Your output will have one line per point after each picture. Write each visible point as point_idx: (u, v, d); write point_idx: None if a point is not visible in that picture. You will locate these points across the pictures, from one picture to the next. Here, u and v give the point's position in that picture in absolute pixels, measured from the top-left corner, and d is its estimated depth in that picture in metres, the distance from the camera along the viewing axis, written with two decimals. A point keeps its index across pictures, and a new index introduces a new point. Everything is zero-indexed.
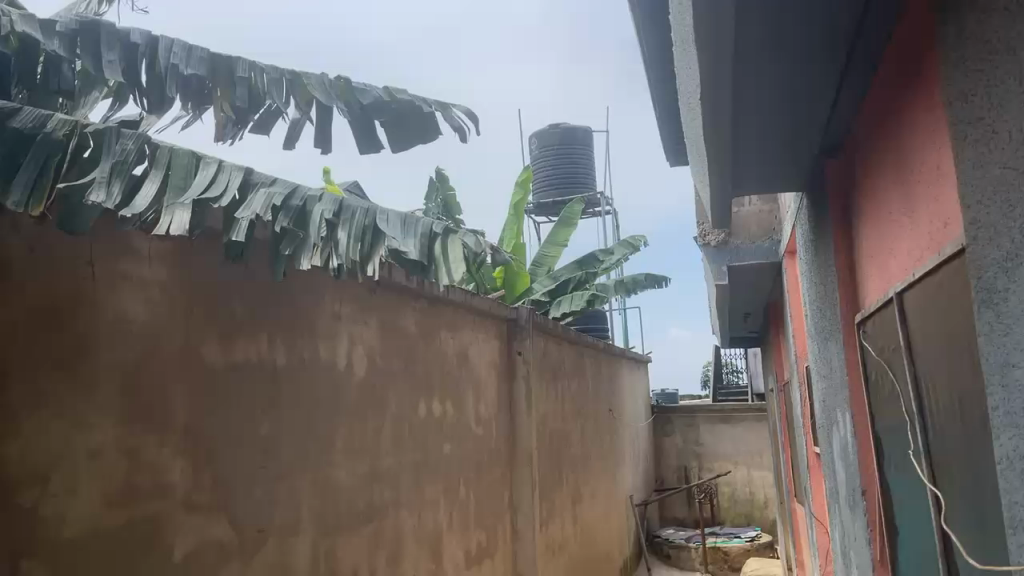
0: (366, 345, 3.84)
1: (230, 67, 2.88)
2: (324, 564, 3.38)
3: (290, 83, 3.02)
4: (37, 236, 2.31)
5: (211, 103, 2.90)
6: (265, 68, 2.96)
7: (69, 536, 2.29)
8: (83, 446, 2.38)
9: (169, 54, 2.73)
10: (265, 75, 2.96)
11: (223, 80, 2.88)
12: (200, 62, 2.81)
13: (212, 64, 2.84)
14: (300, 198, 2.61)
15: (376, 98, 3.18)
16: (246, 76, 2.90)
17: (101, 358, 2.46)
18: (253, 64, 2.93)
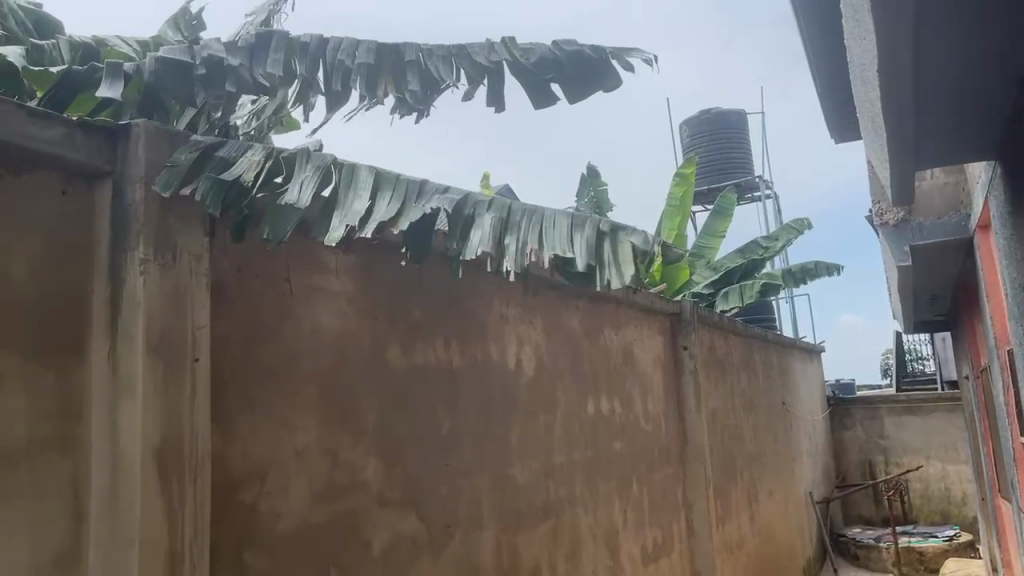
0: (535, 345, 3.92)
1: (398, 51, 2.66)
2: (507, 559, 3.49)
3: (458, 58, 2.69)
4: (243, 257, 2.55)
5: (381, 90, 2.64)
6: (434, 48, 2.70)
7: (281, 528, 2.53)
8: (291, 447, 2.60)
9: (336, 51, 2.62)
10: (437, 53, 2.69)
11: (391, 69, 2.65)
12: (368, 51, 2.63)
13: (379, 53, 2.64)
14: (471, 206, 2.66)
15: (544, 52, 2.67)
16: (414, 59, 2.67)
17: (300, 366, 2.68)
18: (420, 46, 2.68)
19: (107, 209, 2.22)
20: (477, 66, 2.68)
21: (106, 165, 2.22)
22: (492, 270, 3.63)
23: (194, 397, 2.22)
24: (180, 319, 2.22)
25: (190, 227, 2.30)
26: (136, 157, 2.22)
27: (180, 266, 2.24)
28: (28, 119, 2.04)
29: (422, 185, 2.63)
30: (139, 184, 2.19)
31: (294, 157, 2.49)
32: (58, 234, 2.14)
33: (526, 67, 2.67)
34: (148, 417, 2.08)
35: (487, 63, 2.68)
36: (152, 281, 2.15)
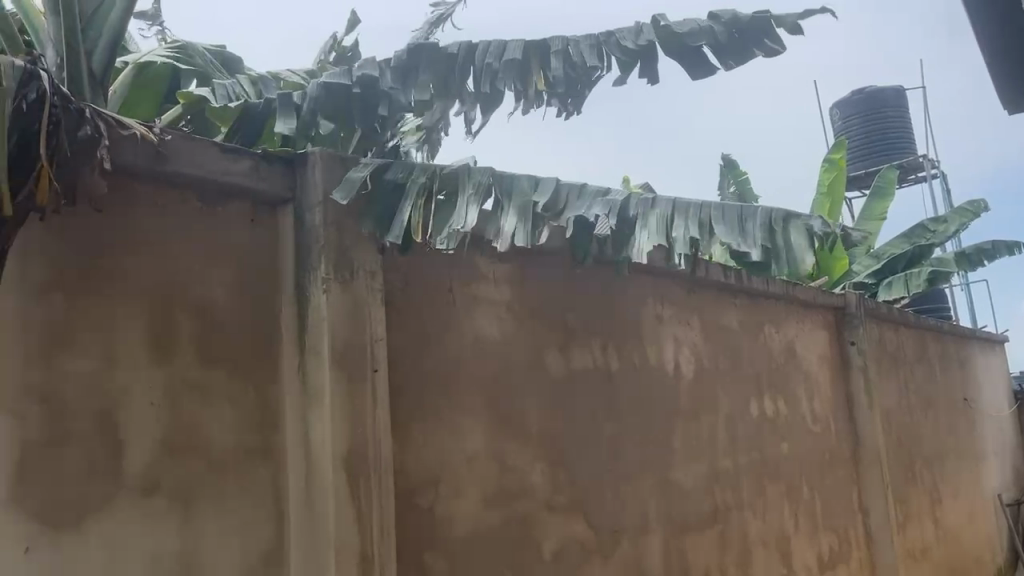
0: (692, 346, 3.82)
1: (545, 45, 2.51)
2: (676, 565, 3.43)
3: (607, 44, 2.52)
4: (409, 271, 2.66)
5: (530, 90, 2.49)
6: (580, 38, 2.54)
7: (456, 532, 2.61)
8: (462, 453, 2.68)
9: (483, 53, 2.47)
10: (584, 44, 2.53)
11: (538, 64, 2.49)
12: (516, 50, 2.47)
13: (526, 49, 2.48)
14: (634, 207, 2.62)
15: (695, 24, 2.50)
16: (562, 52, 2.52)
17: (466, 375, 2.76)
18: (566, 38, 2.54)
19: (289, 234, 2.37)
20: (628, 50, 2.50)
21: (288, 193, 2.37)
22: (646, 271, 3.57)
23: (375, 408, 2.34)
24: (359, 333, 2.34)
25: (363, 246, 2.42)
26: (314, 183, 2.36)
27: (357, 283, 2.37)
28: (221, 153, 2.23)
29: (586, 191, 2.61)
30: (318, 209, 2.34)
31: (456, 172, 2.47)
32: (250, 259, 2.31)
33: (676, 44, 2.51)
34: (336, 427, 2.21)
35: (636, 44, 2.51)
36: (333, 298, 2.28)
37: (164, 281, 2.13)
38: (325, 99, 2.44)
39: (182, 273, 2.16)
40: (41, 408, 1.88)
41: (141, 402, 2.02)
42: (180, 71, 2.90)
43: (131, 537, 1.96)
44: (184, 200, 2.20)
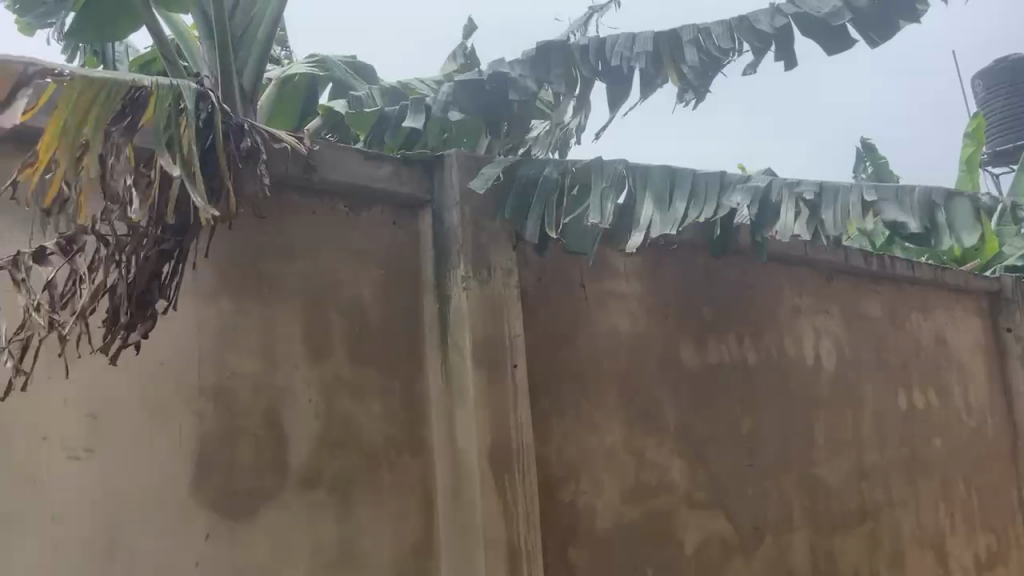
0: (833, 337, 3.65)
1: (676, 35, 2.46)
2: (824, 565, 3.30)
3: (740, 29, 2.44)
4: (541, 265, 2.68)
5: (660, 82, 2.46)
6: (711, 25, 2.47)
7: (598, 527, 2.61)
8: (600, 447, 2.68)
9: (613, 46, 2.44)
10: (715, 31, 2.46)
11: (669, 55, 2.44)
12: (647, 43, 2.44)
13: (656, 39, 2.44)
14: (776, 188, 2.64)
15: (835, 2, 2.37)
16: (693, 41, 2.45)
17: (602, 369, 2.75)
18: (697, 25, 2.47)
19: (429, 233, 2.44)
20: (762, 34, 2.41)
21: (426, 195, 2.45)
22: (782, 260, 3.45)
23: (516, 404, 2.36)
24: (498, 330, 2.38)
25: (499, 243, 2.44)
26: (451, 184, 2.41)
27: (495, 281, 2.40)
28: (362, 161, 2.32)
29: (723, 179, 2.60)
30: (456, 209, 2.39)
31: (589, 167, 2.50)
32: (392, 261, 2.39)
33: (816, 25, 2.40)
34: (481, 423, 2.25)
35: (772, 27, 2.41)
36: (472, 297, 2.32)
37: (316, 284, 2.24)
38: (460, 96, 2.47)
39: (331, 277, 2.27)
40: (214, 406, 2.02)
41: (301, 399, 2.14)
42: (316, 82, 3.00)
43: (298, 525, 2.07)
44: (333, 207, 2.31)
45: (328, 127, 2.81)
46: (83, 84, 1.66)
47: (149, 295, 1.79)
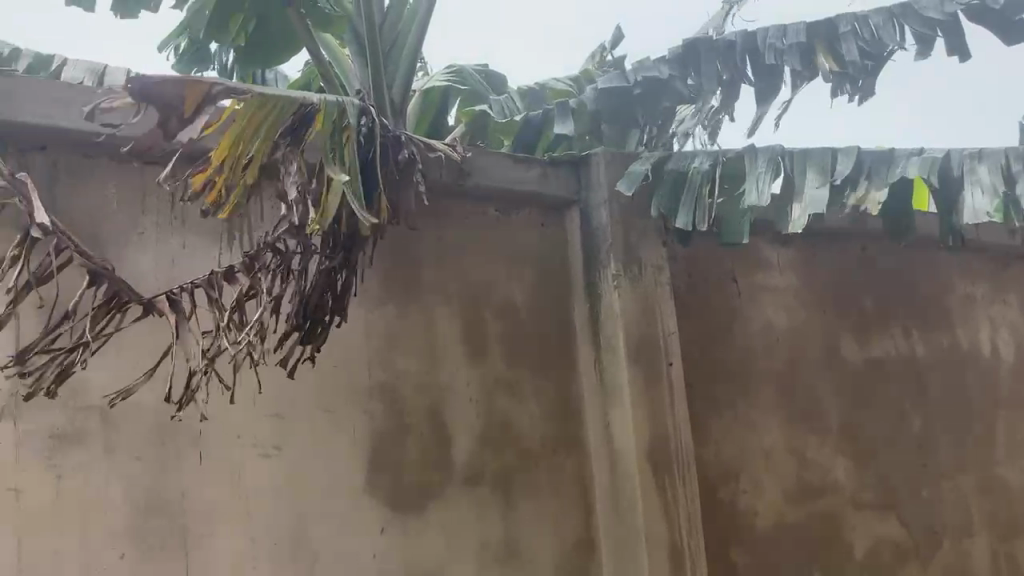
0: (1012, 325, 3.36)
1: (831, 25, 2.33)
2: (1009, 571, 3.04)
3: (903, 17, 2.29)
4: (691, 261, 2.63)
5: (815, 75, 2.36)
6: (870, 13, 2.33)
7: (760, 528, 2.53)
8: (760, 446, 2.60)
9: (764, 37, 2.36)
10: (876, 19, 2.32)
11: (824, 45, 2.33)
12: (800, 34, 2.33)
13: (811, 30, 2.33)
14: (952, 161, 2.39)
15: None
16: (850, 32, 2.33)
17: (758, 365, 2.67)
18: (855, 14, 2.34)
19: (578, 232, 2.46)
20: (928, 20, 2.25)
21: (573, 195, 2.47)
22: (951, 246, 3.21)
23: (673, 402, 2.33)
24: (652, 328, 2.35)
25: (649, 239, 2.43)
26: (598, 182, 2.42)
27: (646, 278, 2.38)
28: (512, 164, 2.37)
29: (892, 154, 2.42)
30: (604, 207, 2.39)
31: (741, 155, 2.40)
32: (543, 262, 2.43)
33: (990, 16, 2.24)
34: (639, 422, 2.23)
35: (940, 15, 2.25)
36: (625, 295, 2.31)
37: (473, 287, 2.31)
38: (599, 100, 2.45)
39: (486, 280, 2.33)
40: (383, 406, 2.11)
41: (463, 399, 2.21)
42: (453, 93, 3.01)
43: (466, 521, 2.14)
44: (484, 211, 2.37)
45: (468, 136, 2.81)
46: (260, 104, 1.65)
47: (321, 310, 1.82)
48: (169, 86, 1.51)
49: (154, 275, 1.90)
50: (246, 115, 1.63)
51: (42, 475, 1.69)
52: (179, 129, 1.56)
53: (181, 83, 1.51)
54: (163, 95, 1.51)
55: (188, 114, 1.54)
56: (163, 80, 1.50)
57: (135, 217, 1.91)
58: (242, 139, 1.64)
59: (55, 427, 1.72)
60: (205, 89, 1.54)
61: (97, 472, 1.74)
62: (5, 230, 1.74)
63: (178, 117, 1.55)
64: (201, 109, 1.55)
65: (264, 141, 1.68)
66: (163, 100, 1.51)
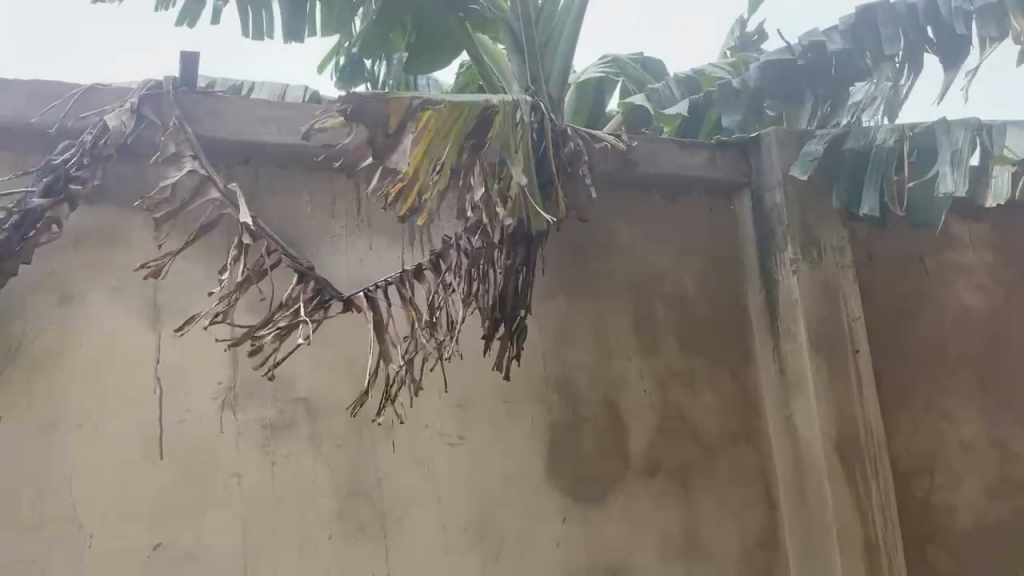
0: None
1: None
2: None
3: None
4: (869, 242, 2.49)
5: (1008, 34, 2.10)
6: None
7: (961, 526, 2.35)
8: (957, 439, 2.41)
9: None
10: None
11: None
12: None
13: None
14: None
15: None
16: None
17: (952, 351, 2.48)
18: None
19: (748, 218, 2.40)
20: None
21: (743, 177, 2.41)
22: None
23: (862, 391, 2.20)
24: (835, 313, 2.24)
25: (827, 221, 2.32)
26: (771, 165, 2.34)
27: (827, 261, 2.27)
28: (679, 150, 2.33)
29: None
30: (778, 190, 2.31)
31: (931, 128, 2.22)
32: (713, 250, 2.38)
33: None
34: (824, 411, 2.13)
35: None
36: (805, 280, 2.21)
37: (643, 277, 2.29)
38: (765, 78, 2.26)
39: (657, 269, 2.31)
40: (560, 397, 2.13)
41: (637, 390, 2.20)
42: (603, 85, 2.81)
43: (645, 513, 2.13)
44: (652, 200, 2.36)
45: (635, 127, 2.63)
46: (450, 110, 1.69)
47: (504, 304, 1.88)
48: (375, 105, 1.66)
49: (345, 274, 2.02)
50: (439, 120, 1.67)
51: (258, 461, 1.84)
52: (385, 145, 1.71)
53: (384, 104, 1.67)
54: (369, 114, 1.67)
55: (392, 129, 1.68)
56: (370, 100, 1.66)
57: (325, 220, 2.03)
58: (433, 146, 1.67)
59: (266, 418, 1.86)
60: (405, 104, 1.67)
61: (304, 460, 1.87)
62: (218, 237, 1.91)
63: (383, 135, 1.70)
64: (403, 125, 1.69)
65: (452, 145, 1.70)
66: (372, 119, 1.67)
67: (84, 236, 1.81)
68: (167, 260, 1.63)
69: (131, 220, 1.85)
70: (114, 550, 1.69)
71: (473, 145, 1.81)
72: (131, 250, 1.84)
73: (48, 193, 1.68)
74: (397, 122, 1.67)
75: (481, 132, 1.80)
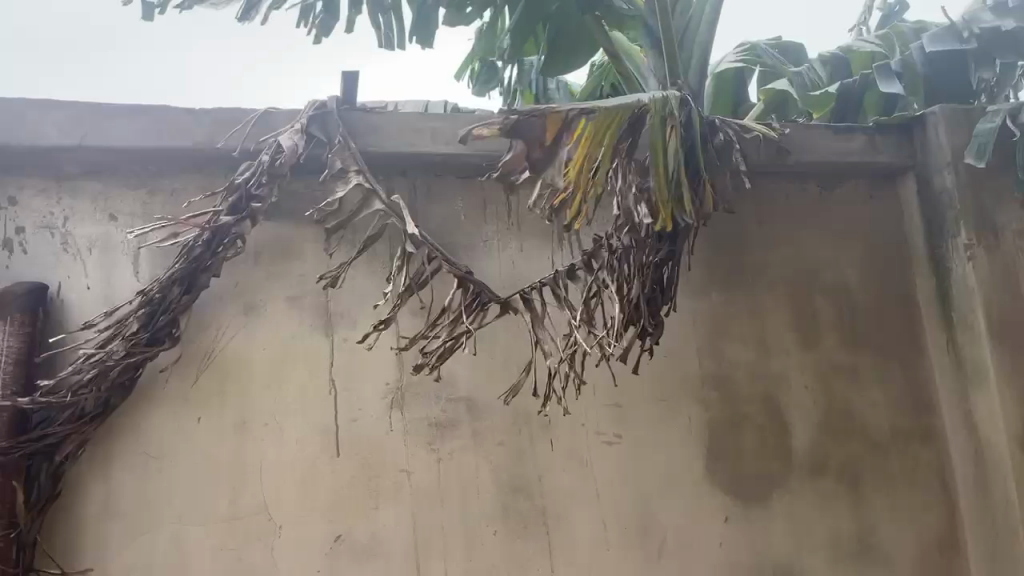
0: None
1: None
2: None
3: None
4: None
5: None
6: None
7: None
8: None
9: None
10: None
11: None
12: None
13: None
14: None
15: None
16: None
17: None
18: None
19: (914, 202, 2.27)
20: None
21: (908, 161, 2.27)
22: None
23: None
24: (1021, 300, 2.07)
25: (1006, 203, 2.14)
26: (939, 146, 2.18)
27: (1007, 246, 2.11)
28: (835, 136, 2.23)
29: None
30: (948, 172, 2.15)
31: None
32: (873, 238, 2.27)
33: None
34: (1011, 407, 1.97)
35: None
36: (983, 266, 2.06)
37: (799, 270, 2.21)
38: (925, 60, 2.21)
39: (814, 260, 2.23)
40: (717, 393, 2.09)
41: (798, 386, 2.12)
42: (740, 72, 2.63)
43: (811, 513, 2.05)
44: (807, 189, 2.29)
45: (786, 117, 2.51)
46: (607, 115, 1.64)
47: (656, 301, 1.85)
48: (531, 121, 1.65)
49: (500, 276, 2.07)
50: (594, 128, 1.63)
51: (426, 458, 1.92)
52: (541, 157, 1.73)
53: (542, 117, 1.65)
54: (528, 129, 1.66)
55: (550, 142, 1.69)
56: (526, 118, 1.64)
57: (478, 225, 2.09)
58: (593, 155, 1.65)
59: (432, 416, 1.94)
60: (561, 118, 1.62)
61: (469, 457, 1.94)
62: (380, 248, 2.02)
63: (540, 147, 1.70)
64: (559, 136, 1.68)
65: (609, 150, 1.67)
66: (529, 133, 1.67)
67: (263, 249, 1.96)
68: (342, 267, 1.76)
69: (305, 235, 1.99)
70: (301, 540, 1.82)
71: (626, 146, 1.77)
72: (304, 261, 1.97)
73: (233, 210, 1.82)
74: (553, 134, 1.67)
75: (635, 130, 1.76)
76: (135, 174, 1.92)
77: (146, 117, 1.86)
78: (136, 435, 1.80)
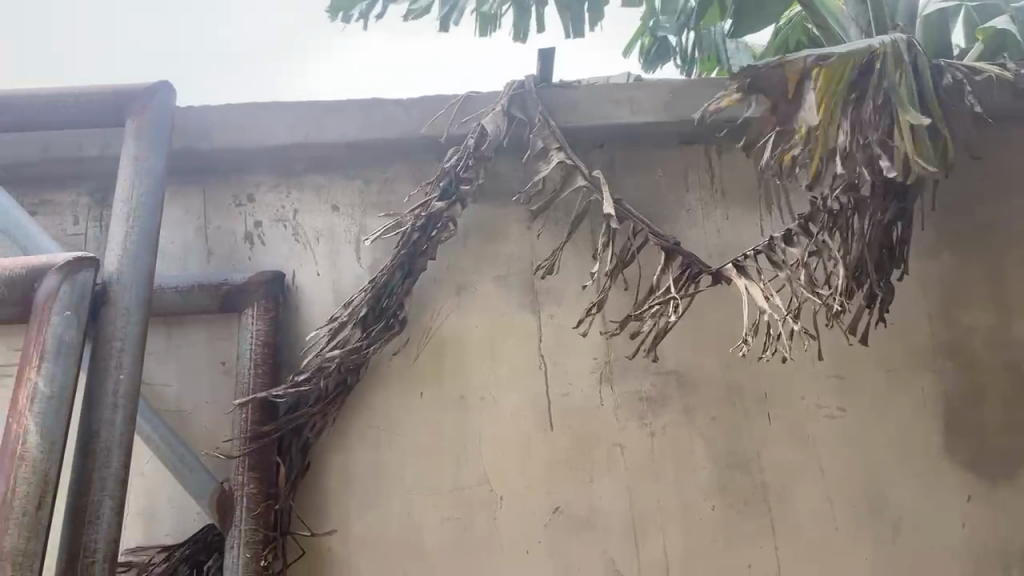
0: None
1: None
2: None
3: None
4: None
5: None
6: None
7: None
8: None
9: None
10: None
11: None
12: None
13: None
14: None
15: None
16: None
17: None
18: None
19: None
20: None
21: None
22: None
23: None
24: None
25: None
26: None
27: None
28: None
29: None
30: None
31: None
32: None
33: None
34: None
35: None
36: None
37: None
38: None
39: None
40: (953, 364, 1.92)
41: None
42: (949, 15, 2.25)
43: None
44: None
45: None
46: (843, 63, 1.53)
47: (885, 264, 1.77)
48: (771, 71, 1.54)
49: (705, 245, 2.01)
50: (835, 77, 1.52)
51: (638, 433, 1.90)
52: (789, 112, 1.60)
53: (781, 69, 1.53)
54: (767, 82, 1.56)
55: (791, 99, 1.57)
56: (766, 67, 1.54)
57: (680, 195, 2.04)
58: (831, 102, 1.53)
59: (642, 391, 1.93)
60: (801, 68, 1.52)
61: (683, 432, 1.90)
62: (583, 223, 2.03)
63: (785, 103, 1.58)
64: (803, 87, 1.55)
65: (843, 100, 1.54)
66: (769, 87, 1.56)
67: (472, 232, 2.03)
68: (555, 256, 1.81)
69: (509, 216, 2.04)
70: (521, 512, 1.87)
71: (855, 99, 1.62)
72: (510, 241, 2.02)
73: (445, 194, 1.88)
74: (795, 89, 1.55)
75: (863, 82, 1.60)
76: (353, 168, 2.05)
77: (361, 114, 1.96)
78: (367, 411, 1.93)
